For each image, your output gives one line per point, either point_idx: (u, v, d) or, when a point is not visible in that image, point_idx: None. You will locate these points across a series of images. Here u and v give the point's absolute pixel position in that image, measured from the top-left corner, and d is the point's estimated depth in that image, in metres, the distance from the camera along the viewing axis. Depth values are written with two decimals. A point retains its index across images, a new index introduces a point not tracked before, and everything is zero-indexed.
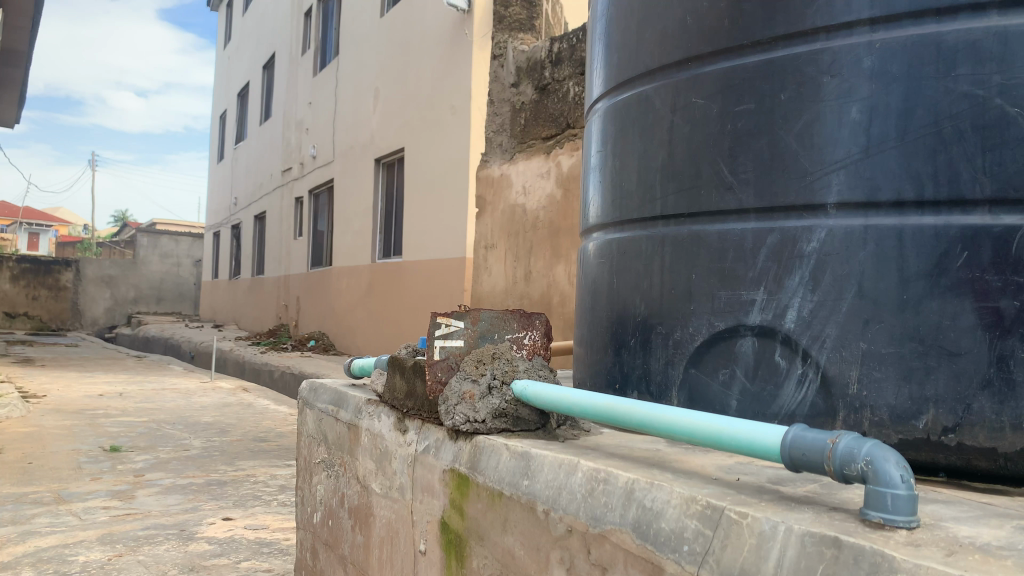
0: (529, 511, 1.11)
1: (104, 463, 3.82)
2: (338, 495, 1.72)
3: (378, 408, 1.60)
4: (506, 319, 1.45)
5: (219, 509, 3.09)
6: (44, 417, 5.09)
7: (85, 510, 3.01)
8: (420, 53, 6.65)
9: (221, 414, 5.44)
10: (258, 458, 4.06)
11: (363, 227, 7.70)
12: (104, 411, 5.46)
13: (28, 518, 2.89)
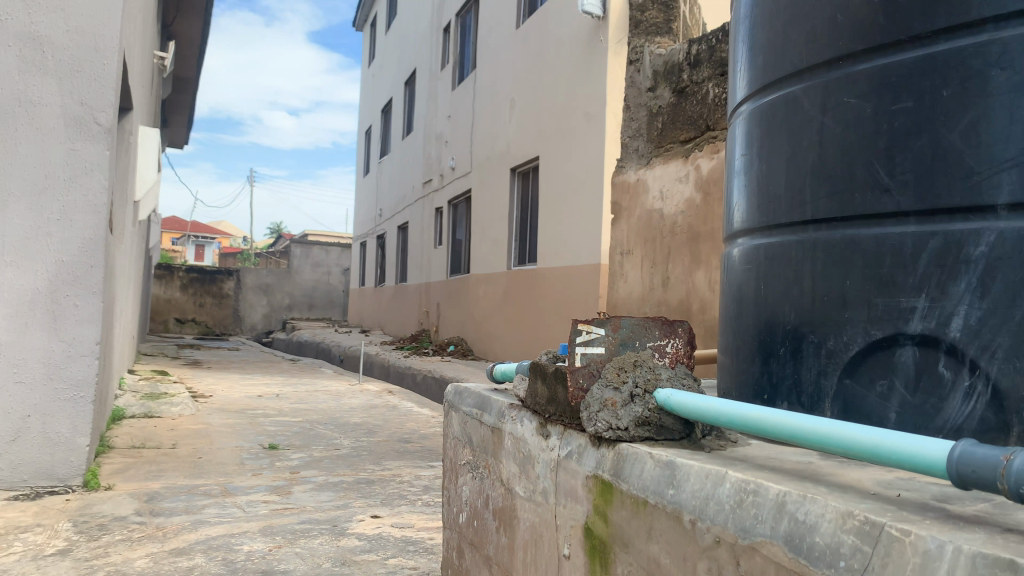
0: (675, 520, 1.10)
1: (264, 459, 4.09)
2: (482, 497, 1.77)
3: (521, 412, 1.63)
4: (648, 326, 1.44)
5: (368, 507, 3.24)
6: (211, 415, 5.52)
7: (248, 503, 3.24)
8: (555, 62, 6.72)
9: (368, 416, 5.70)
10: (403, 458, 4.23)
11: (500, 235, 7.85)
12: (264, 410, 5.85)
13: (199, 508, 3.15)
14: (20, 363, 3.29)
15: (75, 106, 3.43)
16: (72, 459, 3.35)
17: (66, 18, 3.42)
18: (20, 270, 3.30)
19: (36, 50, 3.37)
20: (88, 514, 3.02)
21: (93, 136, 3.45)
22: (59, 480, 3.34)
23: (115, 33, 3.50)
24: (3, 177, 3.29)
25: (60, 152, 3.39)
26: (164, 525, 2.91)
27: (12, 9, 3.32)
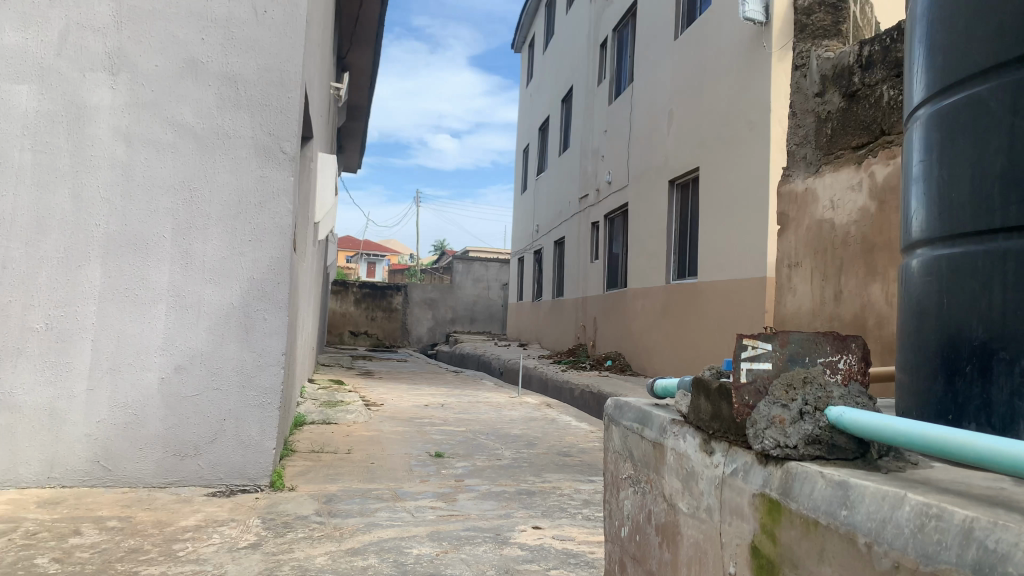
0: (850, 544, 1.05)
1: (431, 467, 4.26)
2: (645, 512, 1.76)
3: (683, 428, 1.62)
4: (819, 342, 1.39)
5: (529, 518, 3.30)
6: (382, 423, 5.82)
7: (416, 508, 3.38)
8: (715, 71, 6.58)
9: (528, 428, 5.80)
10: (563, 472, 4.26)
11: (658, 248, 7.76)
12: (429, 420, 6.09)
13: (372, 510, 3.33)
14: (217, 371, 3.62)
15: (265, 136, 3.76)
16: (261, 460, 3.67)
17: (256, 57, 3.77)
18: (218, 287, 3.64)
19: (232, 87, 3.73)
20: (274, 512, 3.27)
21: (279, 163, 3.77)
22: (250, 479, 3.66)
23: (298, 68, 3.83)
24: (204, 203, 3.65)
25: (251, 179, 3.73)
26: (341, 525, 3.10)
27: (213, 51, 3.70)
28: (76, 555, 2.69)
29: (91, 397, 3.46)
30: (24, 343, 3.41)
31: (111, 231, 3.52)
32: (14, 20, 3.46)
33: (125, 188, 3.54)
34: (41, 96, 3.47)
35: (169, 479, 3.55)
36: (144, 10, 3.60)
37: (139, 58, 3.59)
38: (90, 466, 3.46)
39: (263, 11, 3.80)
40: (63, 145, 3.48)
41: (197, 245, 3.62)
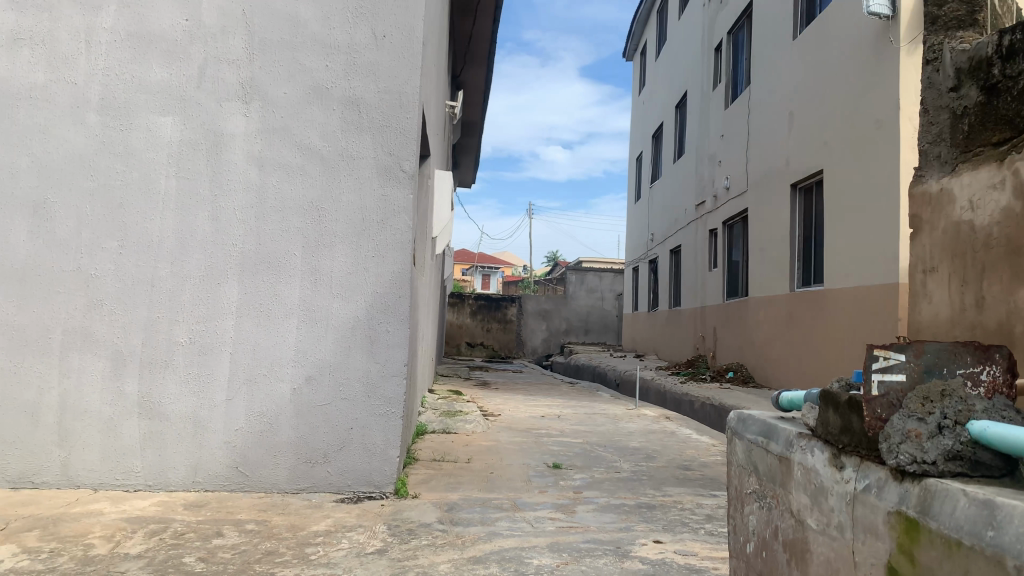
0: (998, 567, 0.98)
1: (549, 478, 4.27)
2: (771, 528, 1.71)
3: (811, 442, 1.56)
4: (957, 353, 1.34)
5: (650, 531, 3.25)
6: (500, 433, 5.89)
7: (536, 519, 3.41)
8: (838, 69, 6.32)
9: (646, 440, 5.72)
10: (684, 486, 4.18)
11: (780, 255, 7.50)
12: (546, 430, 6.12)
13: (493, 520, 3.37)
14: (344, 383, 3.78)
15: (386, 157, 3.89)
16: (386, 468, 3.79)
17: (377, 80, 3.92)
18: (344, 301, 3.80)
19: (354, 110, 3.89)
20: (400, 519, 3.38)
21: (400, 182, 3.89)
22: (376, 486, 3.79)
23: (416, 89, 3.94)
24: (330, 221, 3.82)
25: (374, 198, 3.86)
26: (463, 534, 3.16)
27: (336, 77, 3.88)
28: (219, 555, 2.87)
29: (230, 407, 3.70)
30: (171, 356, 3.69)
31: (247, 250, 3.76)
32: (160, 57, 3.77)
33: (259, 210, 3.77)
34: (183, 126, 3.77)
35: (301, 485, 3.74)
36: (273, 42, 3.84)
37: (270, 87, 3.82)
38: (230, 472, 3.70)
39: (382, 36, 3.94)
40: (203, 171, 3.76)
41: (324, 262, 3.80)
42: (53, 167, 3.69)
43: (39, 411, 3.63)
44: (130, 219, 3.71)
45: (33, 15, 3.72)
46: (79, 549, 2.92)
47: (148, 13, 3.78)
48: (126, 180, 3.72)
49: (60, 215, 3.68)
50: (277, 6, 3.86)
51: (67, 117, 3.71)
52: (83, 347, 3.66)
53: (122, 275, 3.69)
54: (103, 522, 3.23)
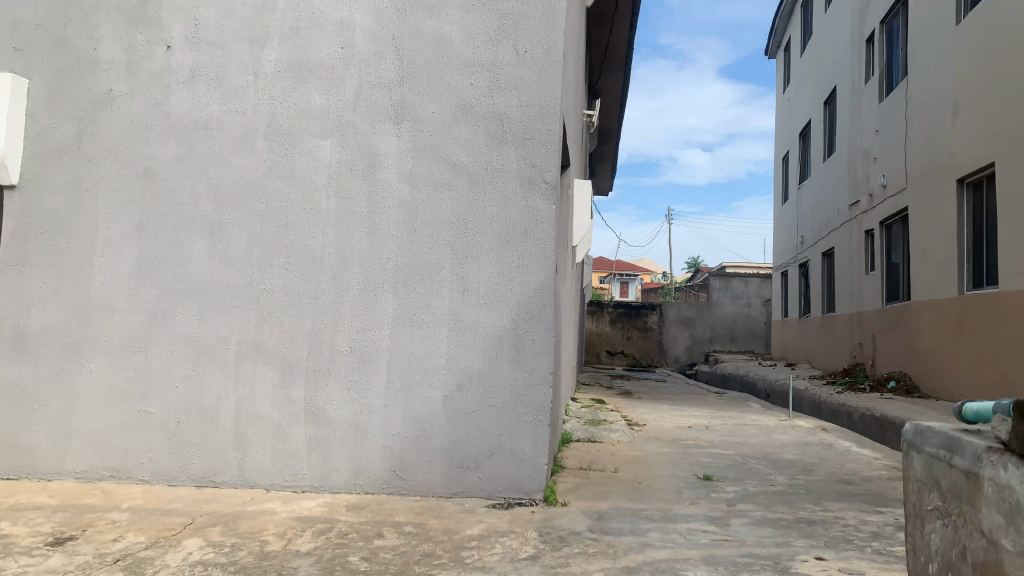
0: None
1: (700, 490, 4.18)
2: (958, 548, 1.60)
3: (1004, 458, 1.45)
4: None
5: (811, 548, 3.11)
6: (647, 443, 5.83)
7: (688, 531, 3.34)
8: (1012, 52, 5.83)
9: (803, 453, 5.48)
10: (846, 501, 3.96)
11: (947, 255, 6.99)
12: (694, 441, 5.98)
13: (644, 531, 3.34)
14: (493, 391, 3.86)
15: (529, 169, 3.95)
16: (535, 476, 3.84)
17: (520, 95, 3.97)
18: (492, 311, 3.89)
19: (498, 125, 3.97)
20: (550, 526, 3.42)
21: (542, 193, 3.93)
22: (525, 493, 3.85)
23: (558, 101, 3.96)
24: (477, 234, 3.92)
25: (518, 210, 3.93)
26: (614, 544, 3.15)
27: (481, 94, 3.98)
28: (381, 555, 3.01)
29: (388, 413, 3.88)
30: (333, 365, 3.92)
31: (400, 264, 3.93)
32: (320, 85, 4.02)
33: (410, 225, 3.94)
34: (340, 148, 4.00)
35: (454, 489, 3.85)
36: (421, 64, 4.00)
37: (419, 107, 3.99)
38: (388, 475, 3.87)
39: (524, 51, 3.99)
40: (359, 190, 3.97)
41: (471, 274, 3.91)
42: (227, 191, 4.01)
43: (218, 415, 3.95)
44: (294, 237, 3.97)
45: (209, 52, 4.07)
46: (256, 544, 3.15)
47: (308, 44, 4.04)
48: (291, 202, 3.99)
49: (234, 236, 3.99)
50: (424, 30, 4.01)
51: (239, 145, 4.03)
52: (255, 357, 3.95)
53: (289, 289, 3.96)
54: (276, 520, 3.47)
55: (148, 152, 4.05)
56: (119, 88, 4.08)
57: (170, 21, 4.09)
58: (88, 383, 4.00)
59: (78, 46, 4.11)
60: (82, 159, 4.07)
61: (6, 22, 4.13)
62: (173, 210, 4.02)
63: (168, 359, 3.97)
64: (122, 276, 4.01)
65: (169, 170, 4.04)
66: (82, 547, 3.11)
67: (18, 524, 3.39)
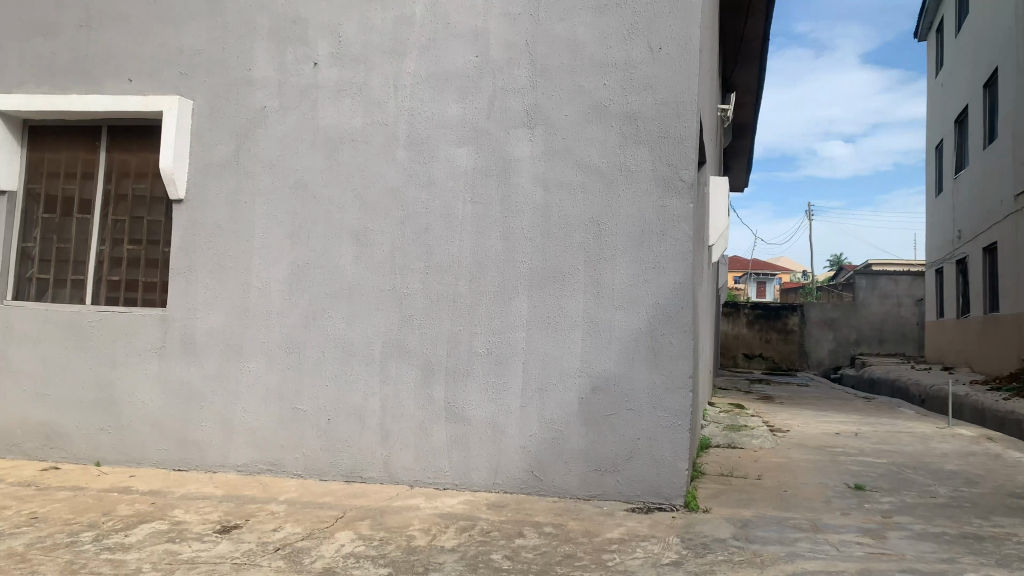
0: None
1: (852, 500, 3.97)
2: None
3: None
4: None
5: (981, 566, 2.89)
6: (791, 450, 5.59)
7: (841, 543, 3.19)
8: None
9: (966, 464, 5.08)
10: (1020, 517, 3.65)
11: None
12: (843, 448, 5.69)
13: (793, 540, 3.21)
14: (630, 393, 3.83)
15: (665, 167, 3.88)
16: (675, 481, 3.78)
17: (654, 93, 3.92)
18: (627, 313, 3.86)
19: (633, 124, 3.93)
20: (693, 532, 3.35)
21: (679, 192, 3.85)
22: (665, 498, 3.79)
23: (694, 98, 3.87)
24: (612, 235, 3.90)
25: (653, 209, 3.87)
26: (761, 553, 3.05)
27: (614, 94, 3.95)
28: (523, 554, 3.05)
29: (526, 414, 3.93)
30: (472, 366, 4.01)
31: (536, 267, 3.97)
32: (456, 93, 4.13)
33: (545, 228, 3.97)
34: (476, 155, 4.09)
35: (592, 492, 3.85)
36: (555, 67, 4.03)
37: (552, 110, 4.01)
38: (526, 475, 3.92)
39: (658, 48, 3.93)
40: (494, 195, 4.05)
41: (607, 275, 3.89)
42: (371, 200, 4.19)
43: (365, 414, 4.13)
44: (434, 242, 4.10)
45: (352, 67, 4.26)
46: (403, 539, 3.27)
47: (444, 54, 4.16)
48: (430, 209, 4.12)
49: (377, 241, 4.17)
50: (557, 34, 4.04)
51: (381, 155, 4.20)
52: (398, 358, 4.10)
53: (429, 293, 4.09)
54: (421, 516, 3.59)
55: (299, 165, 4.29)
56: (271, 105, 4.35)
57: (317, 39, 4.32)
58: (247, 382, 4.28)
59: (235, 68, 4.41)
60: (239, 173, 4.36)
61: (174, 49, 4.49)
62: (322, 219, 4.24)
63: (319, 359, 4.19)
64: (277, 282, 4.27)
65: (318, 181, 4.26)
66: (246, 535, 3.34)
67: (190, 512, 3.68)
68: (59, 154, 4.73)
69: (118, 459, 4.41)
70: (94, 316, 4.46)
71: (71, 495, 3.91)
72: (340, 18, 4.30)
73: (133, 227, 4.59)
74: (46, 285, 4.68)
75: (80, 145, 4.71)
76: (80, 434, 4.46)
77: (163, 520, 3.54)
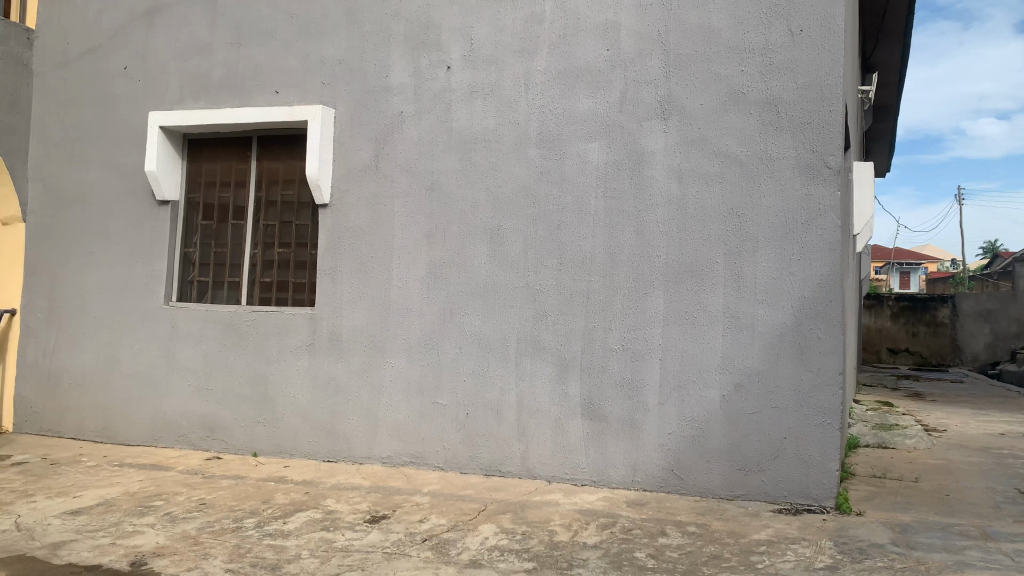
0: None
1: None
2: None
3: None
4: None
5: None
6: (950, 450, 5.24)
7: (1015, 552, 2.95)
8: None
9: None
10: None
11: None
12: (1010, 450, 5.26)
13: (960, 548, 3.00)
14: (774, 391, 3.70)
15: (809, 154, 3.72)
16: (825, 481, 3.62)
17: (796, 77, 3.75)
18: (770, 307, 3.72)
19: (773, 111, 3.78)
20: (847, 536, 3.20)
21: (825, 179, 3.68)
22: (814, 500, 3.64)
23: (841, 80, 3.68)
24: (752, 226, 3.78)
25: (797, 199, 3.72)
26: (925, 560, 2.87)
27: (752, 80, 3.82)
28: (667, 553, 3.01)
29: (663, 411, 3.88)
30: (607, 362, 3.99)
31: (672, 261, 3.90)
32: (587, 88, 4.11)
33: (681, 221, 3.89)
34: (608, 149, 4.05)
35: (735, 492, 3.74)
36: (689, 56, 3.93)
37: (687, 100, 3.92)
38: (666, 474, 3.87)
39: (799, 30, 3.76)
40: (627, 189, 4.01)
41: (748, 268, 3.77)
42: (504, 198, 4.24)
43: (502, 410, 4.19)
44: (567, 238, 4.10)
45: (484, 68, 4.32)
46: (545, 533, 3.30)
47: (575, 50, 4.15)
48: (563, 205, 4.12)
49: (510, 239, 4.21)
50: (690, 21, 3.94)
51: (513, 153, 4.24)
52: (533, 354, 4.13)
53: (563, 289, 4.10)
54: (561, 511, 3.61)
55: (434, 167, 4.40)
56: (408, 110, 4.48)
57: (450, 43, 4.42)
58: (390, 377, 4.44)
59: (372, 75, 4.57)
60: (379, 176, 4.52)
61: (316, 61, 4.71)
62: (457, 219, 4.34)
63: (457, 356, 4.29)
64: (416, 281, 4.40)
65: (453, 182, 4.36)
66: (394, 525, 3.46)
67: (341, 501, 3.85)
68: (215, 165, 5.06)
69: (272, 450, 4.68)
70: (250, 316, 4.74)
71: (234, 483, 4.19)
72: (471, 20, 4.37)
73: (282, 231, 4.85)
74: (206, 287, 5.03)
75: (233, 155, 5.02)
76: (238, 426, 4.76)
77: (317, 509, 3.73)
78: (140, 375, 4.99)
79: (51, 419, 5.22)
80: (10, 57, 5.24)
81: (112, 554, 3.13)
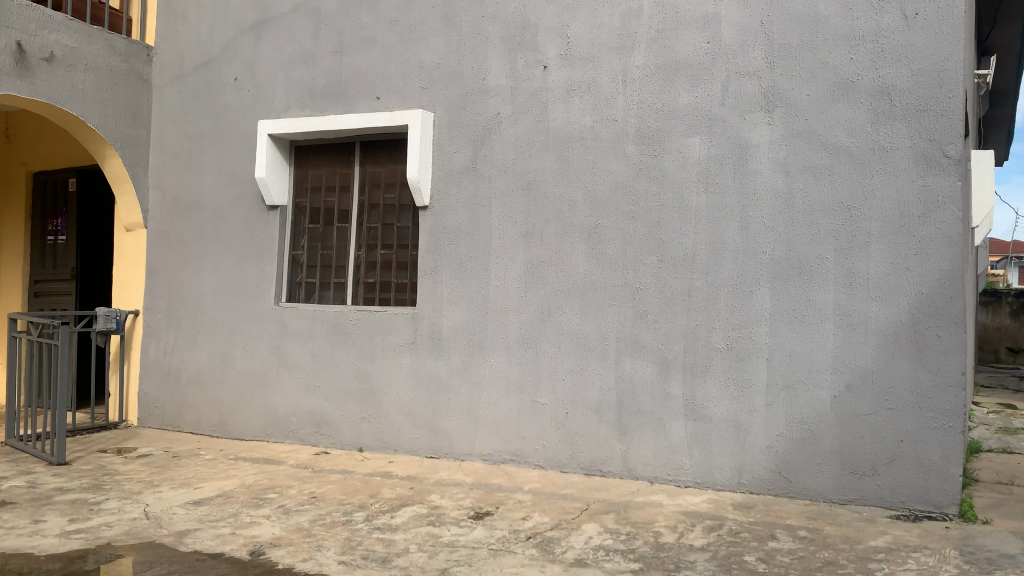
0: None
1: None
2: None
3: None
4: None
5: None
6: None
7: None
8: None
9: None
10: None
11: None
12: None
13: None
14: (889, 391, 3.55)
15: (926, 144, 3.54)
16: (946, 487, 3.45)
17: (910, 63, 3.58)
18: (884, 304, 3.57)
19: (885, 99, 3.62)
20: (973, 545, 3.03)
21: (944, 169, 3.50)
22: (935, 506, 3.47)
23: (960, 64, 3.49)
24: (865, 219, 3.63)
25: (913, 190, 3.55)
26: None
27: (863, 68, 3.67)
28: (778, 558, 2.92)
29: (771, 412, 3.77)
30: (710, 362, 3.91)
31: (779, 257, 3.79)
32: (687, 82, 4.04)
33: (788, 216, 3.78)
34: (710, 144, 3.97)
35: (849, 496, 3.61)
36: (794, 46, 3.81)
37: (793, 91, 3.80)
38: (774, 476, 3.76)
39: (914, 14, 3.59)
40: (730, 184, 3.91)
41: (860, 263, 3.62)
42: (602, 197, 4.22)
43: (603, 409, 4.17)
44: (667, 236, 4.04)
45: (581, 66, 4.31)
46: (650, 534, 3.26)
47: (674, 44, 4.09)
48: (662, 201, 4.07)
49: (609, 238, 4.19)
50: (796, 9, 3.82)
51: (611, 151, 4.21)
52: (633, 353, 4.10)
53: (663, 287, 4.04)
54: (665, 513, 3.56)
55: (532, 167, 4.42)
56: (505, 111, 4.51)
57: (546, 42, 4.42)
58: (489, 376, 4.48)
59: (470, 78, 4.63)
60: (477, 177, 4.57)
61: (415, 65, 4.80)
62: (555, 218, 4.34)
63: (556, 355, 4.29)
64: (515, 280, 4.43)
65: (550, 181, 4.36)
66: (498, 522, 3.50)
67: (445, 497, 3.92)
68: (320, 170, 5.22)
69: (377, 446, 4.81)
70: (355, 316, 4.88)
71: (342, 478, 4.32)
72: (567, 19, 4.37)
73: (385, 233, 4.97)
74: (313, 288, 5.21)
75: (337, 160, 5.17)
76: (344, 423, 4.91)
77: (422, 504, 3.81)
78: (252, 372, 5.21)
79: (172, 414, 5.52)
80: (132, 73, 5.58)
81: (233, 543, 3.29)
